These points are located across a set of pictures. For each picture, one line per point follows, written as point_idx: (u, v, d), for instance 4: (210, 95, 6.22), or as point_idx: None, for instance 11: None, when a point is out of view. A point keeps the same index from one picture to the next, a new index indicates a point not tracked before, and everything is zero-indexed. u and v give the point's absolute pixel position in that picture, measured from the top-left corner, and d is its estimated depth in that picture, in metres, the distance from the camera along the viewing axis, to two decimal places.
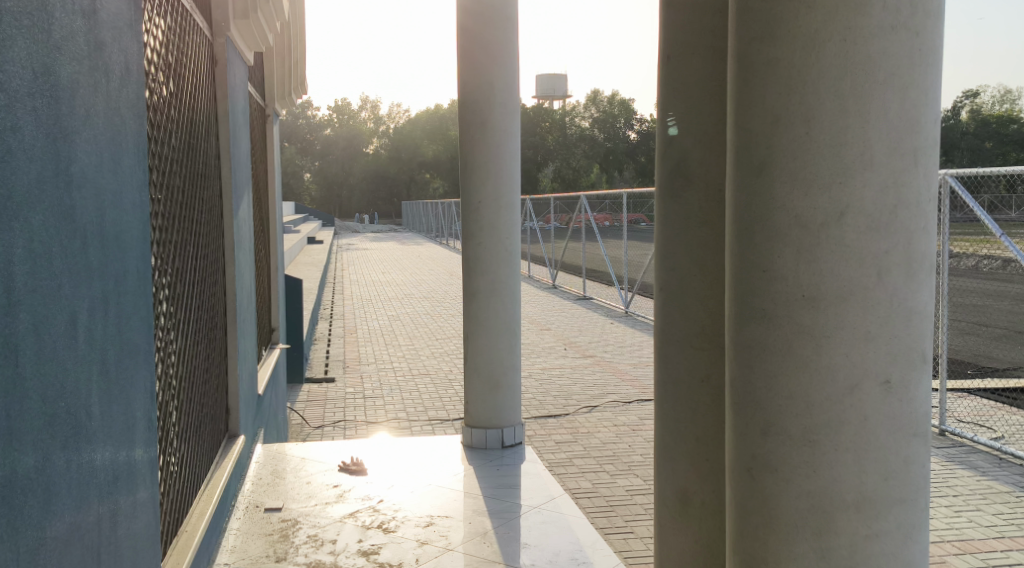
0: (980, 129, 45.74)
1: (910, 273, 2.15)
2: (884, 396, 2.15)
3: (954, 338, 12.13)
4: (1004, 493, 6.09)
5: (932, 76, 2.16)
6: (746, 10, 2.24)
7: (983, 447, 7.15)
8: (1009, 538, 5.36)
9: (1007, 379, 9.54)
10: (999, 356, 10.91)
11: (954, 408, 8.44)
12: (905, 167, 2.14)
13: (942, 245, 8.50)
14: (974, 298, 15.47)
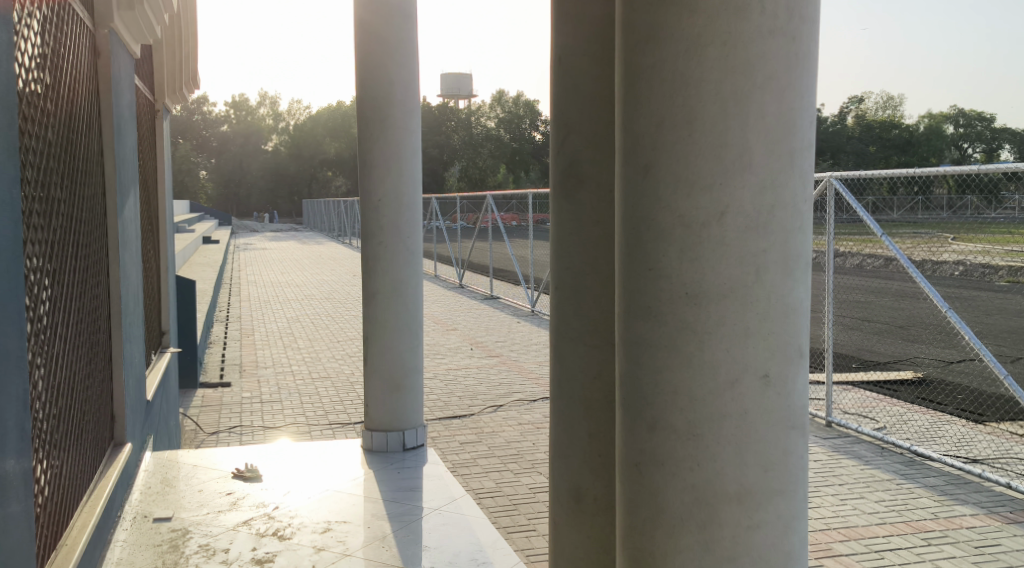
0: (865, 135, 47.70)
1: (787, 271, 2.23)
2: (763, 390, 2.22)
3: (842, 333, 12.60)
4: (887, 481, 6.36)
5: (807, 81, 2.24)
6: (630, 13, 2.29)
7: (866, 437, 7.44)
8: (891, 524, 5.60)
9: (889, 372, 9.97)
10: (881, 350, 11.40)
11: (841, 400, 8.76)
12: (782, 168, 2.22)
13: (827, 244, 8.79)
14: (861, 295, 16.10)
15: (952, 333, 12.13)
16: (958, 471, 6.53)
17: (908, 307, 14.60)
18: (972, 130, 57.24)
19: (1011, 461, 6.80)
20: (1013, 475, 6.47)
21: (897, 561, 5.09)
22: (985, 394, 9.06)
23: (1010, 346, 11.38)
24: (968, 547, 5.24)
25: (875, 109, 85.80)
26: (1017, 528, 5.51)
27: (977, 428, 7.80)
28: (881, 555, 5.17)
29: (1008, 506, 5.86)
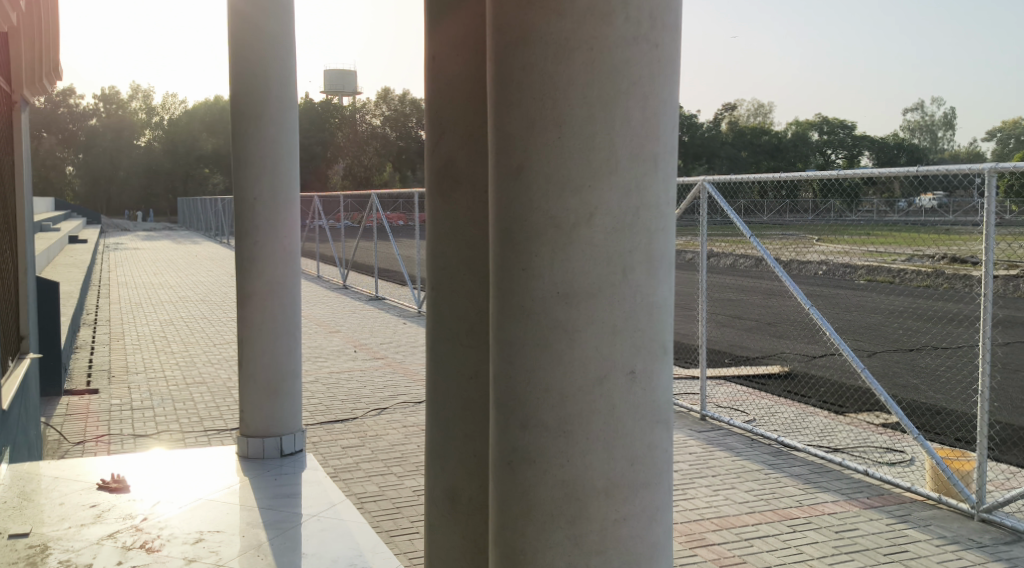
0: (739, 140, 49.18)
1: (651, 271, 2.34)
2: (629, 385, 2.32)
3: (716, 330, 13.02)
4: (756, 471, 6.61)
5: (670, 86, 2.35)
6: (501, 15, 2.35)
7: (737, 429, 7.70)
8: (760, 513, 5.82)
9: (759, 367, 10.37)
10: (752, 346, 11.84)
11: (714, 394, 9.05)
12: (645, 172, 2.32)
13: (700, 244, 9.03)
14: (734, 294, 16.67)
15: (817, 329, 12.69)
16: (821, 460, 6.84)
17: (778, 305, 15.19)
18: (835, 136, 60.06)
19: (869, 450, 7.17)
20: (871, 462, 6.83)
21: (765, 548, 5.29)
22: (846, 386, 9.52)
23: (869, 341, 12.00)
24: (830, 532, 5.50)
25: (746, 115, 88.77)
26: (874, 513, 5.81)
27: (839, 418, 8.19)
28: (751, 542, 5.37)
29: (866, 492, 6.18)
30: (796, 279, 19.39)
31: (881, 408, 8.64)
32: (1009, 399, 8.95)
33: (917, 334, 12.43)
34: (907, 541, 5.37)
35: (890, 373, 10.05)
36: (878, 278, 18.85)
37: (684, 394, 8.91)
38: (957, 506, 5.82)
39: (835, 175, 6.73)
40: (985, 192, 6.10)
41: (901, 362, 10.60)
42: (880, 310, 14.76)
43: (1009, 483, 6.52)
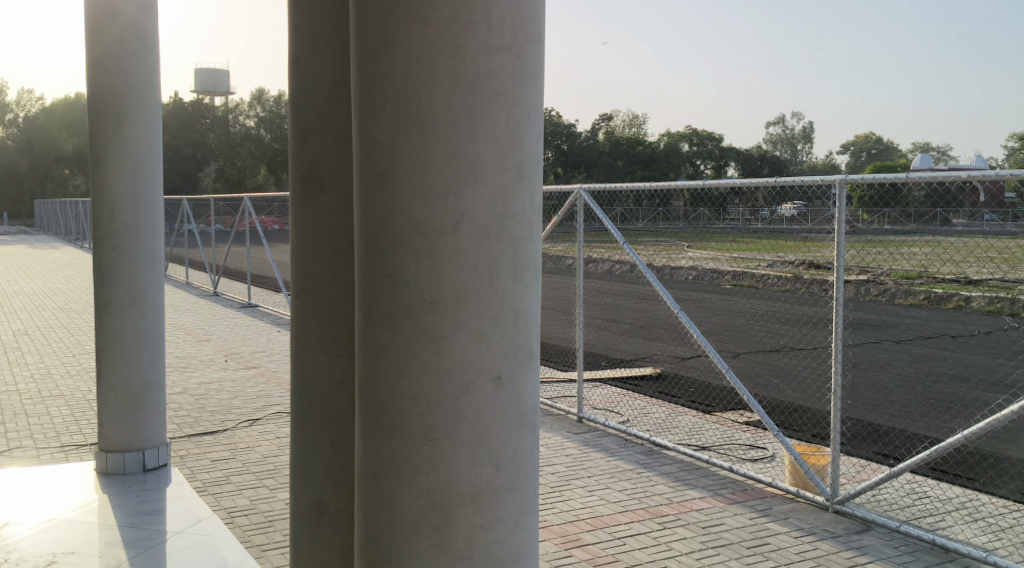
0: (613, 149, 50.07)
1: (517, 277, 2.43)
2: (495, 391, 2.41)
3: (592, 334, 13.25)
4: (629, 471, 6.75)
5: (532, 96, 2.45)
6: (365, 20, 2.41)
7: (612, 430, 7.83)
8: (632, 511, 5.95)
9: (633, 369, 10.60)
10: (626, 348, 12.10)
11: (590, 396, 9.19)
12: (511, 181, 2.41)
13: (576, 251, 9.15)
14: (609, 298, 17.01)
15: (687, 332, 13.07)
16: (691, 459, 7.03)
17: (650, 309, 15.57)
18: (703, 147, 62.18)
19: (734, 447, 7.44)
20: (736, 460, 7.08)
21: (637, 546, 5.41)
22: (714, 386, 9.85)
23: (734, 343, 12.45)
24: (698, 528, 5.67)
25: (622, 124, 90.63)
26: (739, 508, 6.02)
27: (706, 417, 8.46)
28: (624, 541, 5.48)
29: (731, 488, 6.40)
30: (667, 283, 19.93)
31: (745, 407, 8.98)
32: (861, 396, 9.45)
33: (779, 336, 12.97)
34: (769, 535, 5.59)
35: (753, 374, 10.45)
36: (744, 282, 19.60)
37: (560, 397, 9.03)
38: (814, 499, 6.09)
39: (700, 185, 6.94)
40: (837, 202, 6.41)
41: (764, 363, 11.04)
42: (745, 313, 15.32)
43: (861, 476, 6.88)
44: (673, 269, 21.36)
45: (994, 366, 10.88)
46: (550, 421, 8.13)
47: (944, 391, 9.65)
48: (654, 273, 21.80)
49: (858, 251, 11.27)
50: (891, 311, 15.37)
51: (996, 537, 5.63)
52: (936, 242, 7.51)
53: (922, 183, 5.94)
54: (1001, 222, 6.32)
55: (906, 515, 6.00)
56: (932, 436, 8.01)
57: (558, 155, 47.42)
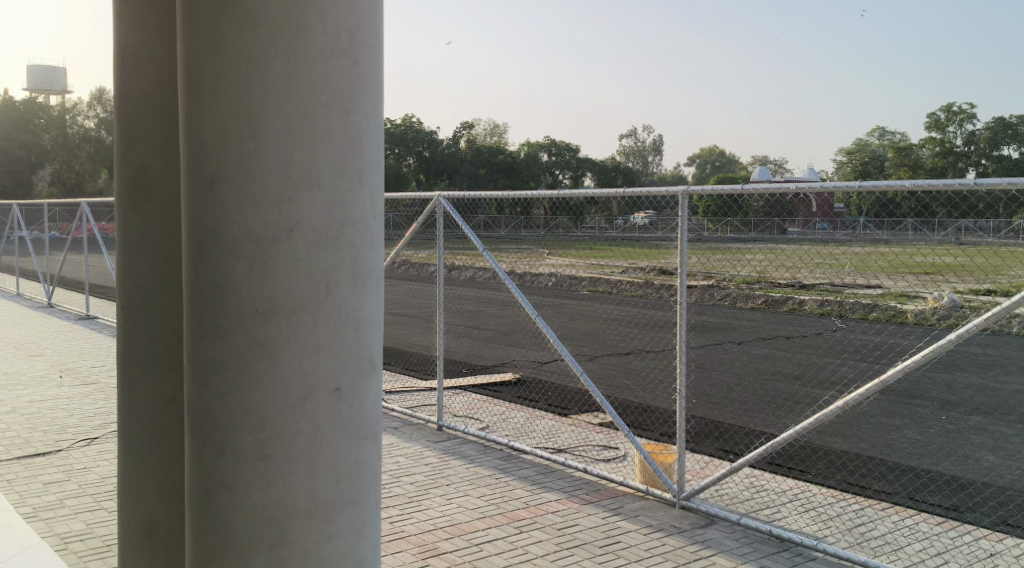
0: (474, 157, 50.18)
1: (357, 286, 2.61)
2: (334, 402, 2.59)
3: (452, 341, 13.22)
4: (488, 477, 6.76)
5: (370, 104, 2.62)
6: (192, 20, 2.52)
7: (472, 437, 7.80)
8: (489, 517, 5.96)
9: (492, 375, 10.64)
10: (486, 354, 12.15)
11: (450, 404, 9.17)
12: (350, 187, 2.58)
13: (437, 259, 9.08)
14: (469, 305, 17.01)
15: (545, 336, 13.22)
16: (547, 462, 7.10)
17: (511, 315, 15.67)
18: (559, 156, 63.29)
19: (589, 448, 7.58)
20: (589, 460, 7.22)
21: (493, 551, 5.42)
22: (570, 390, 10.01)
23: (590, 347, 12.68)
24: (553, 530, 5.73)
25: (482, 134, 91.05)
26: (593, 508, 6.14)
27: (563, 420, 8.59)
28: (481, 547, 5.48)
29: (585, 489, 6.51)
30: (524, 289, 20.12)
31: (600, 409, 9.16)
32: (707, 396, 9.80)
33: (632, 339, 13.31)
34: (621, 533, 5.72)
35: (607, 376, 10.67)
36: (600, 288, 20.00)
37: (420, 405, 8.96)
38: (661, 495, 6.28)
39: (553, 195, 7.01)
40: (680, 210, 6.60)
41: (617, 366, 11.29)
42: (599, 318, 15.64)
43: (705, 472, 7.13)
44: (534, 276, 21.59)
45: (828, 364, 11.51)
46: (408, 430, 8.05)
47: (782, 389, 10.12)
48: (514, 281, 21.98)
49: (707, 258, 11.66)
50: (734, 314, 16.05)
51: (826, 526, 5.95)
52: (774, 249, 7.85)
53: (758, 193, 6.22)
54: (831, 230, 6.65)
55: (746, 508, 6.26)
56: (770, 432, 8.40)
57: (419, 163, 47.27)
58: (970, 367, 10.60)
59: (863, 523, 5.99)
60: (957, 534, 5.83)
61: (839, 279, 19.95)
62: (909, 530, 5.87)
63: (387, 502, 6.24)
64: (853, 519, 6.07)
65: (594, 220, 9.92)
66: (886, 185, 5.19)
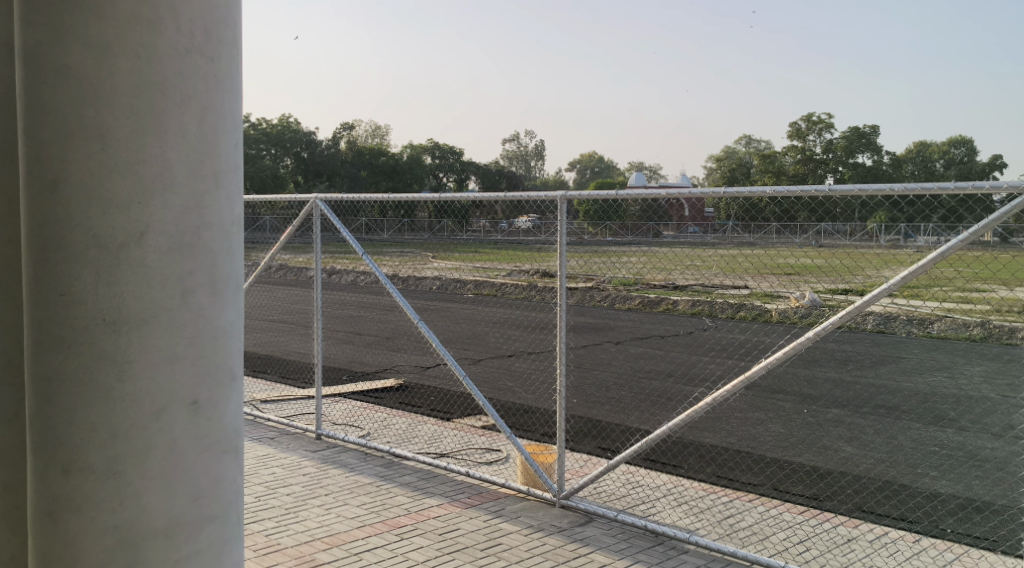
0: (355, 158, 49.77)
1: (213, 294, 2.64)
2: (190, 415, 2.61)
3: (332, 348, 13.00)
4: (368, 485, 6.68)
5: (225, 101, 2.66)
6: (31, 12, 2.48)
7: (352, 445, 7.68)
8: (369, 526, 5.89)
9: (373, 381, 10.53)
10: (367, 360, 12.03)
11: (329, 412, 9.02)
12: (205, 189, 2.61)
13: (314, 264, 8.89)
14: (350, 310, 16.81)
15: (427, 341, 13.18)
16: (429, 467, 7.06)
17: (393, 320, 15.53)
18: (443, 159, 63.45)
19: (471, 452, 7.60)
20: (471, 464, 7.23)
21: (373, 560, 5.36)
22: (452, 394, 9.99)
23: (472, 350, 12.71)
24: (434, 536, 5.71)
25: (364, 136, 89.68)
26: (474, 512, 6.14)
27: (445, 425, 8.58)
28: (360, 556, 5.41)
29: (467, 493, 6.51)
30: (406, 292, 20.04)
31: (481, 412, 9.19)
32: (587, 395, 9.95)
33: (513, 342, 13.39)
34: (501, 535, 5.74)
35: (489, 379, 10.72)
36: (483, 291, 20.04)
37: (297, 415, 8.76)
38: (542, 495, 6.33)
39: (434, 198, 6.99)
40: (558, 214, 6.70)
41: (499, 368, 11.34)
42: (481, 321, 15.72)
43: (584, 470, 7.25)
44: (417, 280, 21.48)
45: (701, 362, 11.85)
46: (286, 440, 7.86)
47: (657, 387, 10.37)
48: (396, 283, 21.85)
49: (586, 259, 11.83)
50: (612, 315, 16.41)
51: (698, 519, 6.13)
52: (650, 252, 8.04)
53: (635, 198, 6.34)
54: (703, 235, 6.91)
55: (623, 504, 6.38)
56: (646, 429, 8.61)
57: (298, 163, 46.33)
58: (829, 362, 11.15)
59: (731, 515, 6.20)
60: (817, 522, 6.09)
61: (711, 280, 20.60)
62: (774, 520, 6.11)
63: (263, 515, 6.08)
64: (723, 511, 6.27)
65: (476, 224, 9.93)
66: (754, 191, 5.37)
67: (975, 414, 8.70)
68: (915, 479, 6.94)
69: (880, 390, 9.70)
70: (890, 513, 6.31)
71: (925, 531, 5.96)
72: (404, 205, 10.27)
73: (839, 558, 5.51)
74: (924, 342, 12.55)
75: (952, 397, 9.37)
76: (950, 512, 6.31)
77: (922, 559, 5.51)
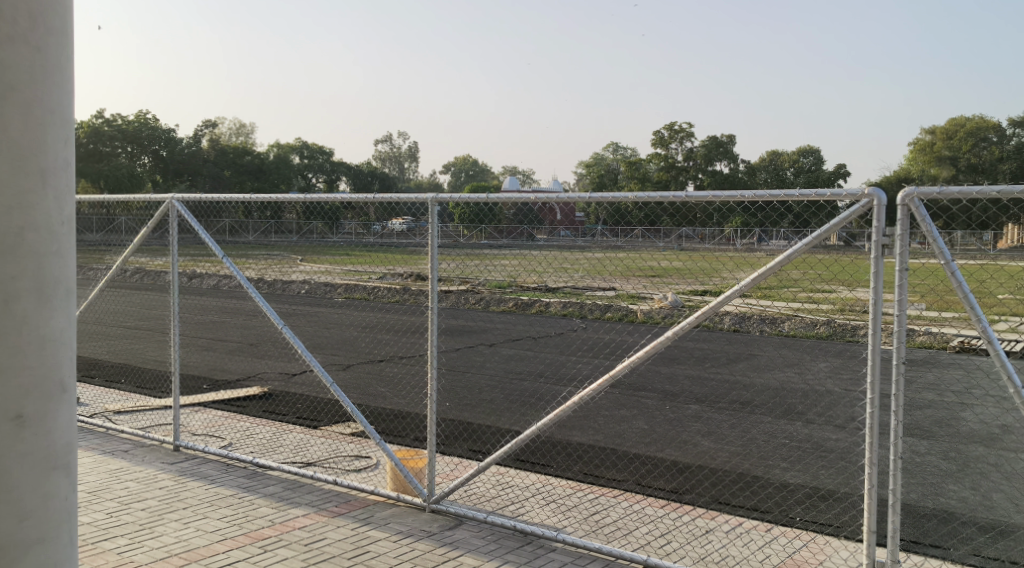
0: (219, 159, 48.16)
1: (40, 301, 2.89)
2: (15, 428, 2.85)
3: (192, 356, 12.53)
4: (230, 497, 6.47)
5: (52, 92, 2.89)
6: None
7: (214, 456, 7.42)
8: (230, 539, 5.71)
9: (236, 389, 10.22)
10: (230, 367, 11.67)
11: (188, 422, 8.70)
12: (31, 189, 2.86)
13: (172, 268, 8.51)
14: (213, 315, 16.25)
15: (293, 348, 12.89)
16: (295, 477, 6.90)
17: (257, 326, 15.12)
18: (311, 160, 62.24)
19: (339, 460, 7.48)
20: (339, 472, 7.12)
21: None
22: (319, 401, 9.81)
23: (341, 355, 12.52)
24: (300, 546, 5.59)
25: (228, 136, 86.46)
26: (341, 520, 6.04)
27: (311, 433, 8.41)
28: None
29: (334, 501, 6.39)
30: (272, 297, 19.53)
31: (349, 419, 9.06)
32: (458, 398, 9.94)
33: (383, 346, 13.25)
34: (369, 542, 5.67)
35: (358, 384, 10.58)
36: (354, 295, 19.73)
37: (154, 426, 8.41)
38: (411, 501, 6.27)
39: (304, 200, 6.86)
40: (430, 217, 6.68)
41: (369, 373, 11.20)
42: (350, 325, 15.48)
43: (454, 473, 7.24)
44: (283, 284, 20.94)
45: (569, 363, 12.00)
46: (141, 452, 7.53)
47: (526, 388, 10.46)
48: (261, 286, 21.25)
49: (458, 262, 11.80)
50: (484, 318, 16.45)
51: (565, 517, 6.21)
52: (522, 254, 8.12)
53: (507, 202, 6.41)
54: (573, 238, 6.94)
55: (492, 506, 6.40)
56: (515, 430, 8.67)
57: (157, 162, 44.42)
58: (691, 360, 11.49)
59: (597, 511, 6.32)
60: (678, 515, 6.27)
61: (580, 282, 20.95)
62: (637, 515, 6.26)
63: (115, 532, 5.81)
64: (590, 508, 6.39)
65: (348, 226, 9.79)
66: (615, 196, 5.49)
67: (822, 407, 9.15)
68: (768, 470, 7.25)
69: (737, 387, 10.07)
70: (745, 503, 6.56)
71: (776, 520, 6.22)
72: (272, 206, 10.01)
73: (697, 549, 5.69)
74: (777, 339, 13.11)
75: (801, 392, 9.83)
76: (799, 501, 6.61)
77: (775, 547, 5.75)
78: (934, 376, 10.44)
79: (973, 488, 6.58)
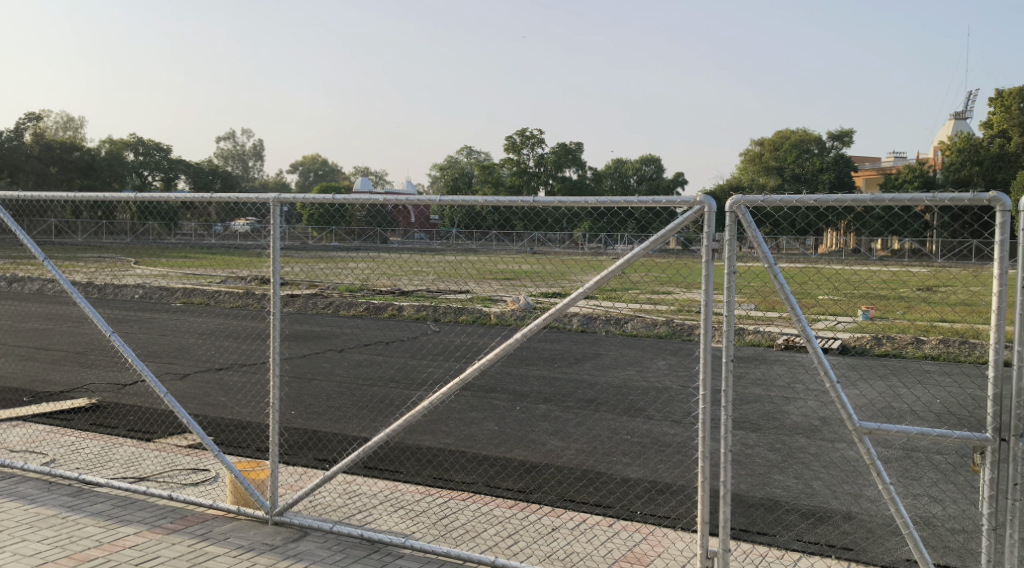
0: (45, 153, 45.02)
1: None
2: None
3: (12, 367, 11.66)
4: (51, 517, 6.06)
5: None
6: None
7: (33, 474, 6.92)
8: (51, 563, 5.35)
9: (61, 402, 9.60)
10: (55, 378, 10.95)
11: (5, 438, 8.11)
12: None
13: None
14: (37, 323, 15.20)
15: (124, 356, 12.24)
16: (126, 493, 6.51)
17: (86, 333, 14.24)
18: (148, 157, 59.39)
19: (174, 474, 7.14)
20: (174, 487, 6.79)
21: None
22: (153, 412, 9.35)
23: (179, 363, 11.96)
24: None
25: (54, 128, 81.35)
26: (176, 536, 5.76)
27: (145, 446, 8.01)
28: None
29: (169, 517, 6.08)
30: (102, 302, 18.45)
31: (186, 430, 8.68)
32: (303, 406, 9.67)
33: (224, 353, 12.76)
34: (207, 559, 5.44)
35: (195, 394, 10.14)
36: (193, 300, 18.92)
37: None
38: (252, 514, 6.02)
39: (135, 198, 6.45)
40: (272, 217, 6.41)
41: (208, 382, 10.75)
42: (190, 332, 14.84)
43: (299, 484, 7.04)
44: (116, 288, 19.82)
45: (418, 367, 11.89)
46: None
47: (375, 393, 10.29)
48: (91, 290, 20.01)
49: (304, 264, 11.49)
50: (332, 322, 16.13)
51: (413, 523, 6.13)
52: (371, 256, 7.96)
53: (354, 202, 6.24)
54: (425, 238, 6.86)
55: (338, 515, 6.25)
56: (363, 437, 8.52)
57: None
58: (539, 361, 11.62)
59: (445, 515, 6.27)
60: (525, 514, 6.30)
61: (431, 286, 20.91)
62: (485, 516, 6.25)
63: None
64: (438, 512, 6.34)
65: (186, 226, 9.34)
66: (460, 200, 5.46)
67: (662, 404, 9.43)
68: (611, 466, 7.40)
69: (582, 386, 10.24)
70: (588, 500, 6.67)
71: (618, 515, 6.36)
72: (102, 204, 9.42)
73: (543, 547, 5.73)
74: (620, 340, 13.42)
75: (642, 389, 10.10)
76: (639, 495, 6.78)
77: (617, 541, 5.87)
78: (762, 372, 10.97)
79: (796, 477, 6.93)
